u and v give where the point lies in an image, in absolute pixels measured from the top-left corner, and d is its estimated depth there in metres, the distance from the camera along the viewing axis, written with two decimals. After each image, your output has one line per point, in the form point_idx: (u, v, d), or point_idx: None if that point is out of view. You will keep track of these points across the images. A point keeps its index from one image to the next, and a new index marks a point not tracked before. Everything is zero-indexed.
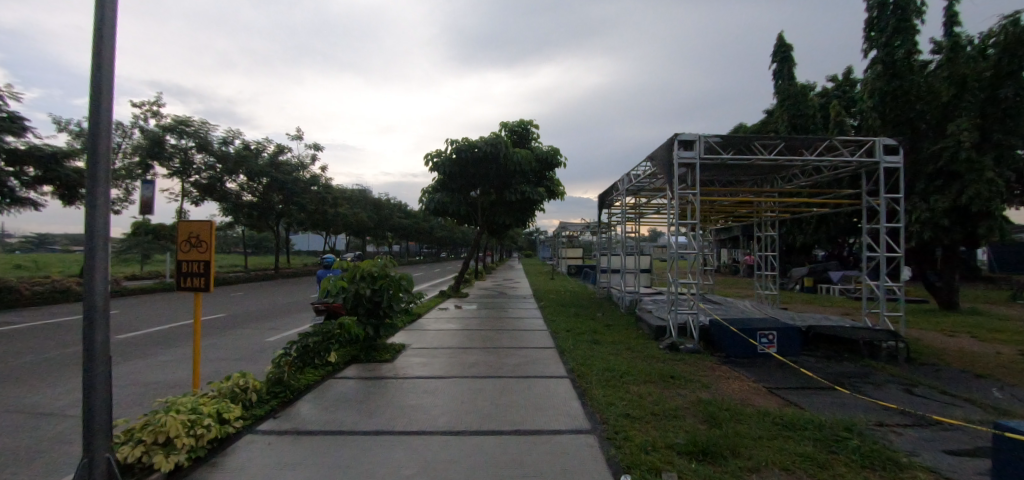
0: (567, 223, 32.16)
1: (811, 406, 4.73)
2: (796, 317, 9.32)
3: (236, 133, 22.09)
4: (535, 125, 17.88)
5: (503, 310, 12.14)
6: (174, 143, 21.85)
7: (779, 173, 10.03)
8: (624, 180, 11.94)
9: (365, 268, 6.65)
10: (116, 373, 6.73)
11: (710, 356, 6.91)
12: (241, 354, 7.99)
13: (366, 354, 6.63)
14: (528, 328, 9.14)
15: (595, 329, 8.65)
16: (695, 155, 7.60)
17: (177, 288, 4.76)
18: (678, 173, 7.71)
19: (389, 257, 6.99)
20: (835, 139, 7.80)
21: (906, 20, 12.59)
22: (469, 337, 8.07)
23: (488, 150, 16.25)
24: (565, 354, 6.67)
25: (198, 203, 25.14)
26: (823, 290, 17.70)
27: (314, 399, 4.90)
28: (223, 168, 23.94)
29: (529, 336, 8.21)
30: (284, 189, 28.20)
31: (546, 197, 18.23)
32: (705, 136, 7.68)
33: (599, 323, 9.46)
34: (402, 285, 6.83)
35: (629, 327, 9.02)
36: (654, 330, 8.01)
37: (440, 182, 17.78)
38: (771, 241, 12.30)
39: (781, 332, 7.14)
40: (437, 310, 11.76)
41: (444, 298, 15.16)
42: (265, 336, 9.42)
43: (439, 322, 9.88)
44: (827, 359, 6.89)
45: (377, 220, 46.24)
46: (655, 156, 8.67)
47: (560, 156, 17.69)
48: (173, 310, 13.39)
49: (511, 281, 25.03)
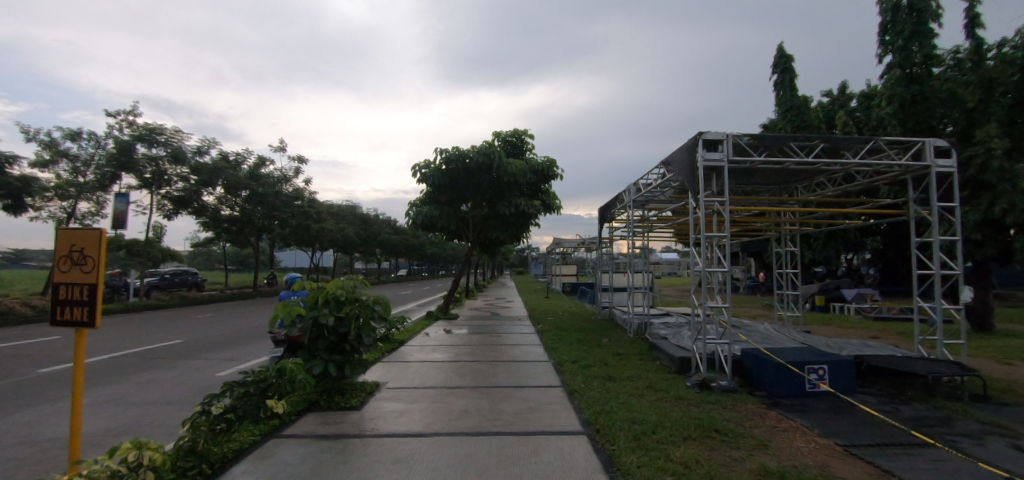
0: (561, 239, 31.09)
1: (919, 475, 3.53)
2: (832, 344, 8.14)
3: (212, 142, 20.75)
4: (530, 135, 16.84)
5: (497, 335, 10.79)
6: (145, 153, 20.37)
7: (805, 181, 9.05)
8: (630, 191, 10.85)
9: (329, 291, 5.38)
10: (6, 425, 5.26)
11: (751, 397, 5.70)
12: (179, 396, 6.54)
13: (329, 399, 5.27)
14: (527, 359, 7.81)
15: (606, 361, 7.38)
16: (723, 157, 6.53)
17: (52, 324, 3.43)
18: (704, 177, 6.60)
19: (359, 277, 5.72)
20: (880, 139, 6.81)
21: (924, 24, 12.04)
22: (458, 373, 6.75)
23: (480, 161, 15.15)
24: (576, 398, 5.38)
25: (172, 216, 23.64)
26: (837, 309, 16.68)
27: (244, 474, 3.47)
28: (198, 180, 22.48)
29: (530, 370, 6.91)
30: (265, 203, 26.78)
31: (541, 211, 17.04)
32: (733, 134, 6.62)
33: (608, 352, 8.21)
34: (375, 311, 5.58)
35: (644, 358, 7.76)
36: (677, 362, 6.78)
37: (428, 195, 16.62)
38: (790, 257, 11.22)
39: (833, 366, 5.95)
40: (421, 336, 10.35)
41: (432, 320, 13.76)
42: (214, 370, 7.95)
43: (423, 352, 8.50)
44: (890, 400, 5.71)
45: (365, 236, 44.70)
46: (673, 162, 7.59)
47: (557, 167, 16.53)
48: (125, 334, 11.83)
49: (503, 300, 23.65)
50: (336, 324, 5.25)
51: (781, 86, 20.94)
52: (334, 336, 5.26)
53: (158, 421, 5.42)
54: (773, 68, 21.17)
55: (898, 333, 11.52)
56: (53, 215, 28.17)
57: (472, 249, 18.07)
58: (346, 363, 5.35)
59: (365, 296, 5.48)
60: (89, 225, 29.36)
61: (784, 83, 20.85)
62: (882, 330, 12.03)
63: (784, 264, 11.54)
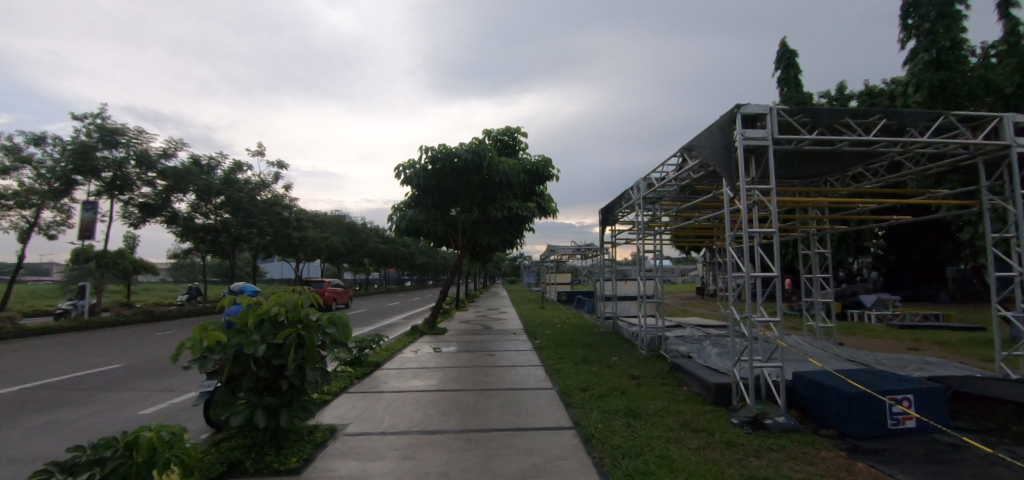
0: (556, 246, 29.78)
1: None
2: (887, 362, 6.89)
3: (180, 144, 19.13)
4: (524, 133, 15.58)
5: (489, 354, 9.39)
6: (105, 155, 18.63)
7: (843, 170, 7.90)
8: (639, 188, 9.53)
9: (265, 308, 4.01)
10: None
11: (818, 441, 4.37)
12: (77, 437, 5.03)
13: (259, 457, 3.83)
14: (526, 386, 6.43)
15: (623, 389, 6.02)
16: (768, 134, 5.30)
17: None
18: (745, 158, 5.31)
19: (308, 289, 4.36)
20: (951, 114, 5.67)
21: (950, 5, 11.45)
22: (443, 409, 5.35)
23: (469, 159, 13.84)
24: (596, 447, 4.01)
25: (140, 225, 21.91)
26: (855, 316, 15.61)
27: None
28: (166, 185, 20.76)
29: (532, 403, 5.55)
30: (241, 210, 25.04)
31: (537, 215, 15.71)
32: (777, 107, 5.39)
33: (621, 376, 6.87)
34: (327, 334, 4.24)
35: (667, 383, 6.42)
36: (713, 390, 5.45)
37: (414, 198, 15.23)
38: (820, 260, 10.01)
39: (919, 395, 4.67)
40: (403, 356, 8.93)
41: (417, 336, 12.21)
42: (131, 406, 6.39)
43: (402, 379, 7.00)
44: (994, 440, 4.45)
45: (351, 246, 42.95)
46: (698, 146, 6.34)
47: (553, 167, 15.24)
48: (54, 358, 10.17)
49: (497, 312, 22.13)
50: (268, 354, 3.82)
51: (785, 82, 20.07)
52: (265, 370, 3.80)
53: (25, 475, 3.92)
54: (777, 64, 20.23)
55: (938, 344, 10.36)
56: (13, 225, 26.23)
57: (461, 257, 16.64)
58: (281, 407, 3.89)
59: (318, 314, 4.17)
60: (54, 236, 27.43)
61: (788, 79, 19.93)
62: (918, 341, 10.85)
63: (811, 269, 10.30)
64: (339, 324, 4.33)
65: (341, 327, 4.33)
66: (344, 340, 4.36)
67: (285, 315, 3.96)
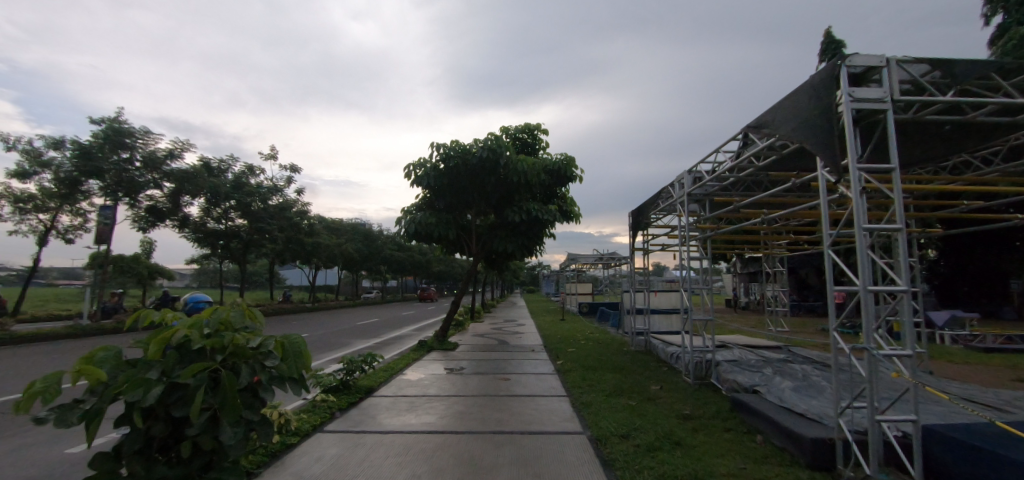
0: (576, 254, 28.23)
1: None
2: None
3: (187, 145, 18.40)
4: (544, 130, 14.26)
5: (503, 377, 7.99)
6: (112, 156, 18.01)
7: (949, 156, 6.31)
8: (681, 183, 8.04)
9: (178, 331, 2.81)
10: None
11: None
12: None
13: None
14: (549, 427, 5.01)
15: (679, 439, 4.52)
16: (885, 95, 3.87)
17: None
18: (855, 128, 3.87)
19: (245, 306, 3.16)
20: None
21: None
22: (438, 466, 3.96)
23: (485, 157, 12.59)
24: None
25: (149, 230, 21.37)
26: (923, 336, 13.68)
27: None
28: (174, 187, 20.13)
29: (559, 456, 4.16)
30: (252, 215, 24.40)
31: (558, 219, 14.26)
32: (894, 60, 3.97)
33: (671, 416, 5.36)
34: (266, 367, 3.00)
35: (734, 431, 4.89)
36: (812, 448, 3.91)
37: (424, 200, 14.02)
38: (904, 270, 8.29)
39: None
40: (402, 379, 7.63)
41: (423, 353, 10.90)
42: (62, 444, 5.18)
43: (394, 413, 5.65)
44: None
45: (366, 253, 42.13)
46: (775, 119, 4.89)
47: (576, 166, 13.85)
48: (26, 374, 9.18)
49: (514, 325, 20.59)
50: (169, 401, 2.60)
51: None
52: (163, 425, 2.56)
53: None
54: (822, 56, 18.44)
55: None
56: (33, 228, 26.21)
57: (475, 265, 15.28)
58: None
59: (258, 339, 3.00)
60: (72, 239, 27.36)
61: None
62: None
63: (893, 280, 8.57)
64: (291, 354, 3.16)
65: (294, 358, 3.18)
66: (296, 377, 3.17)
67: (205, 340, 2.77)
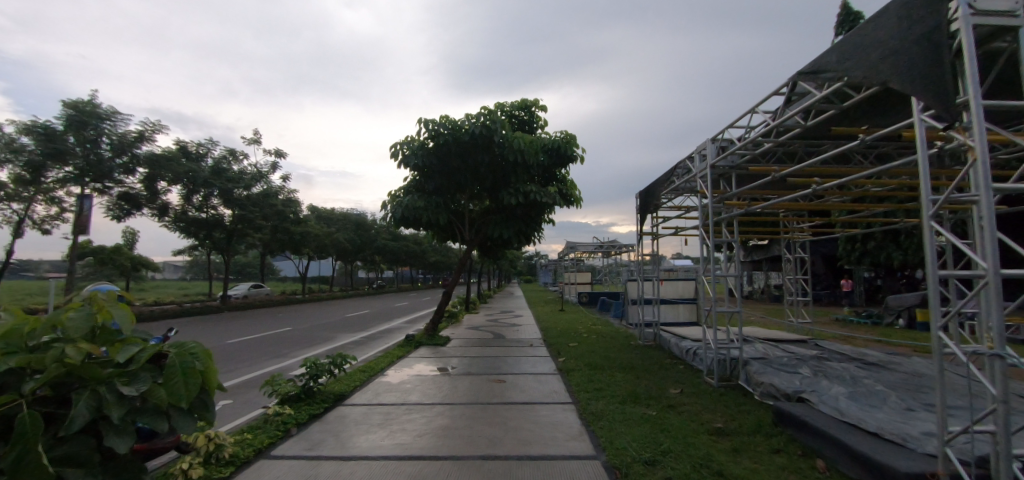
0: (576, 242, 27.17)
1: None
2: None
3: (159, 125, 17.13)
4: (542, 106, 13.11)
5: (496, 378, 6.97)
6: (78, 139, 16.76)
7: None
8: (702, 155, 6.97)
9: None
10: None
11: None
12: None
13: None
14: (553, 448, 3.99)
15: (721, 469, 3.51)
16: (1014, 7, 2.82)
17: None
18: (976, 51, 2.81)
19: (109, 304, 2.16)
20: None
21: None
22: None
23: (477, 133, 11.47)
24: None
25: (124, 218, 20.28)
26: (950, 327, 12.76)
27: None
28: (147, 172, 18.89)
29: None
30: (235, 202, 23.23)
31: (558, 202, 13.16)
32: None
33: (703, 432, 4.37)
34: (125, 395, 1.98)
35: (786, 454, 3.88)
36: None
37: (412, 183, 12.90)
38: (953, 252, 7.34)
39: None
40: (380, 382, 6.61)
41: (411, 349, 9.92)
42: None
43: (364, 430, 4.62)
44: None
45: (359, 243, 40.97)
46: (846, 58, 3.83)
47: (577, 144, 12.74)
48: None
49: (512, 316, 19.60)
50: None
51: None
52: None
53: None
54: (838, 29, 17.28)
55: None
56: (7, 218, 24.95)
57: (468, 253, 14.20)
58: None
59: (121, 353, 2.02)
60: (48, 230, 26.10)
61: None
62: None
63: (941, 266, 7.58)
64: (176, 373, 2.13)
65: (182, 378, 2.15)
66: (183, 406, 2.14)
67: (14, 358, 1.77)
